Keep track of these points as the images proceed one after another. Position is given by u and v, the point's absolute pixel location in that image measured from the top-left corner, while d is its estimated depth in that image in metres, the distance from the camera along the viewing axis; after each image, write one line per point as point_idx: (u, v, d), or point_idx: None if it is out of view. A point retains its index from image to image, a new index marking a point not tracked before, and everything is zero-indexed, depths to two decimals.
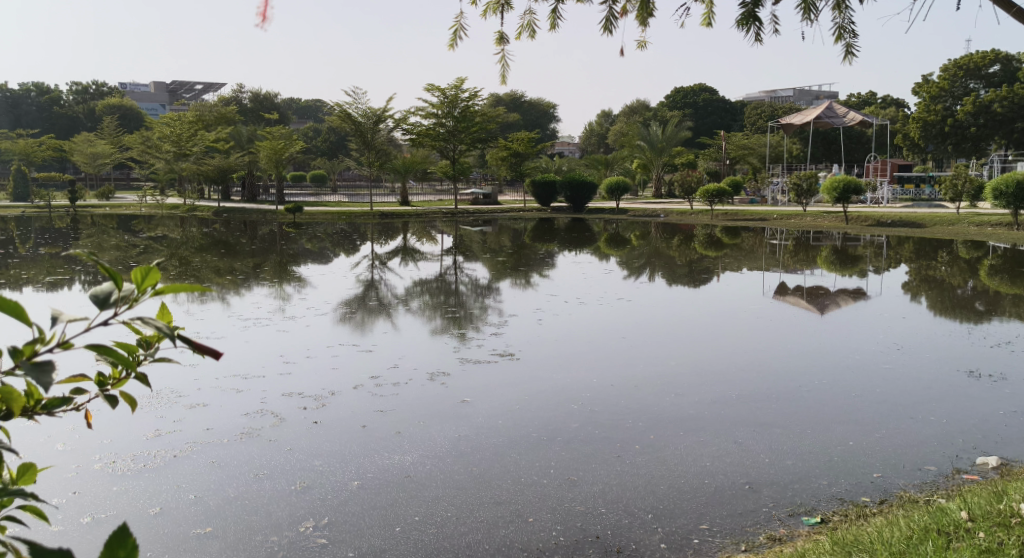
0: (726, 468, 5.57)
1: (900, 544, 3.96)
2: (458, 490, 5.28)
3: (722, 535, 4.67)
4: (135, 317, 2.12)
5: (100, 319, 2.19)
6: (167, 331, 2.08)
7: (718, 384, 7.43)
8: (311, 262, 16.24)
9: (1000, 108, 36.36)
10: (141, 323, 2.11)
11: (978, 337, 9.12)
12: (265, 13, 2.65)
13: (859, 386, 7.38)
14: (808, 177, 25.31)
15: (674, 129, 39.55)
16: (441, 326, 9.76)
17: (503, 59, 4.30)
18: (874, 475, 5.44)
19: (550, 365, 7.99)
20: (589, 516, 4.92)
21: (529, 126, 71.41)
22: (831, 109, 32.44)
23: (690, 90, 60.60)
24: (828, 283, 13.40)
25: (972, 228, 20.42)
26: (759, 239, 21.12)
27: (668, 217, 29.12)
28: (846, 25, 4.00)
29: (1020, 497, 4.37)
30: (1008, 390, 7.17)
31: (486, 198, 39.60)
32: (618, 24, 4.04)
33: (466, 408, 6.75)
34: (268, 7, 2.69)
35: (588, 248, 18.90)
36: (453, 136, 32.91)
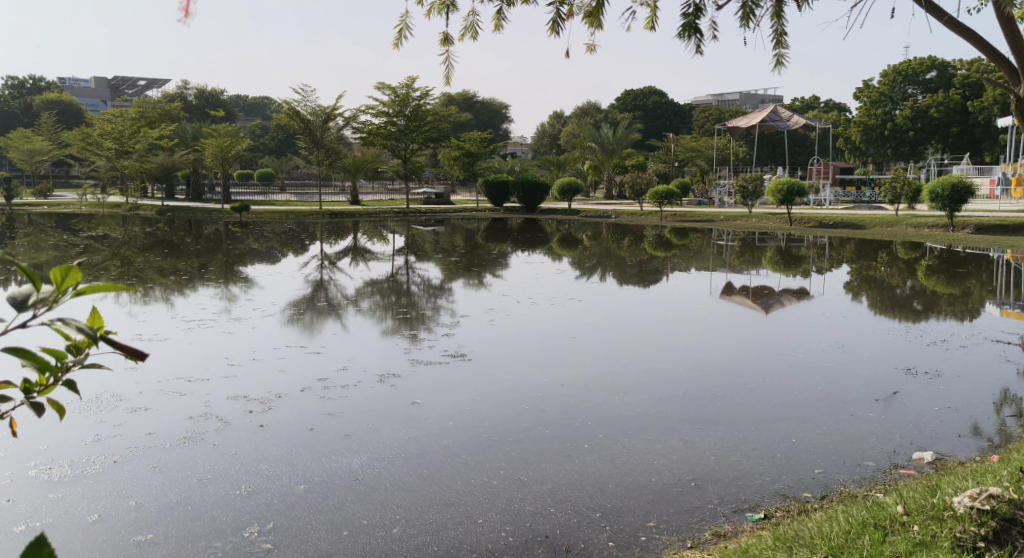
0: (673, 466, 5.66)
1: (838, 539, 4.08)
2: (407, 492, 5.28)
3: (669, 532, 4.75)
4: (54, 320, 2.09)
5: (17, 322, 2.15)
6: (89, 335, 2.06)
7: (664, 382, 7.54)
8: (258, 262, 16.02)
9: (936, 113, 37.62)
10: (61, 326, 2.08)
11: (916, 336, 9.39)
12: (187, 8, 2.63)
13: (801, 383, 7.56)
14: (754, 179, 25.77)
15: (624, 131, 39.90)
16: (392, 327, 9.72)
17: (447, 60, 4.28)
18: (814, 471, 5.58)
19: (499, 365, 8.01)
20: (538, 516, 4.95)
21: (481, 126, 71.47)
22: (776, 113, 33.05)
23: (640, 93, 61.27)
24: (773, 283, 13.66)
25: (910, 230, 21.02)
26: (707, 240, 21.39)
27: (619, 217, 29.56)
28: (784, 33, 4.09)
29: (952, 491, 4.54)
30: (943, 387, 7.40)
31: (438, 198, 39.48)
32: (564, 26, 4.06)
33: (417, 409, 6.75)
34: (191, 2, 2.67)
35: (541, 249, 19.06)
36: (405, 135, 32.66)
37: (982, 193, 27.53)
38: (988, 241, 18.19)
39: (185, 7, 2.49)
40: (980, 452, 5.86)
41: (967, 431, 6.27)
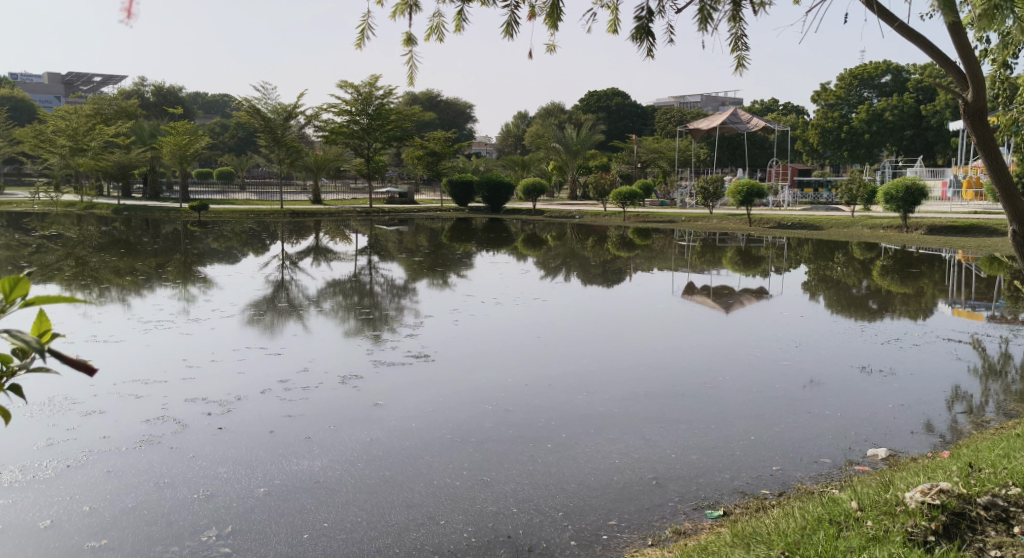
0: (635, 465, 5.70)
1: (794, 535, 4.15)
2: (369, 494, 5.26)
3: (630, 530, 4.79)
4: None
5: None
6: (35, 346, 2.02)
7: (626, 382, 7.60)
8: (218, 262, 15.82)
9: (891, 116, 38.43)
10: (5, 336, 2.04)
11: (871, 334, 9.60)
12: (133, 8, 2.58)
13: (761, 382, 7.66)
14: (714, 180, 26.06)
15: (588, 132, 40.06)
16: (354, 328, 9.65)
17: (410, 61, 4.13)
18: (773, 468, 5.66)
19: (462, 366, 8.00)
20: (501, 516, 4.97)
21: (445, 126, 71.32)
22: (736, 116, 33.43)
23: (603, 94, 61.65)
24: (734, 283, 13.82)
25: (866, 230, 21.44)
26: (670, 240, 21.55)
27: (583, 217, 29.77)
28: (742, 37, 4.08)
29: (905, 486, 4.65)
30: (897, 385, 7.56)
31: (401, 197, 39.30)
32: (519, 29, 3.85)
33: (379, 411, 6.72)
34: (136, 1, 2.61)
35: (505, 249, 19.08)
36: (367, 134, 32.45)
37: (935, 195, 28.15)
38: (941, 242, 18.61)
39: (131, 7, 2.45)
40: (932, 448, 5.99)
41: (919, 428, 6.41)
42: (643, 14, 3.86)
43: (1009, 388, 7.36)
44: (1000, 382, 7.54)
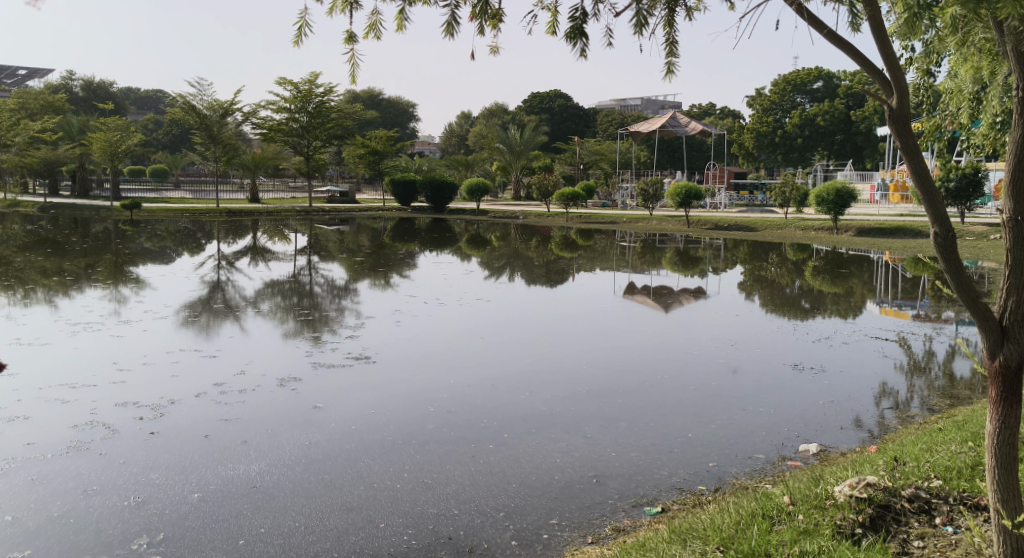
0: (576, 464, 5.76)
1: (729, 530, 4.24)
2: (308, 498, 5.20)
3: (570, 529, 4.84)
4: None
5: None
6: None
7: (567, 381, 7.66)
8: (151, 262, 15.43)
9: (823, 121, 39.53)
10: None
11: (804, 332, 9.87)
12: None
13: (698, 379, 7.81)
14: (654, 182, 26.45)
15: (531, 133, 40.24)
16: (293, 330, 9.51)
17: (352, 58, 4.01)
18: (709, 464, 5.78)
19: (402, 368, 7.96)
20: (441, 518, 4.96)
21: (387, 125, 70.86)
22: (675, 119, 33.94)
23: (545, 96, 62.03)
24: (673, 283, 14.05)
25: (799, 232, 22.00)
26: (612, 240, 21.81)
27: (526, 217, 29.92)
28: (674, 42, 4.11)
29: (834, 480, 4.80)
30: (828, 381, 7.79)
31: (342, 197, 38.91)
32: (459, 27, 3.75)
33: (319, 413, 6.65)
34: None
35: (449, 249, 19.06)
36: (307, 132, 32.00)
37: (864, 198, 29.08)
38: (868, 243, 19.21)
39: None
40: (861, 443, 6.19)
41: (849, 424, 6.62)
42: (577, 15, 3.87)
43: (932, 383, 7.64)
44: (925, 379, 7.83)
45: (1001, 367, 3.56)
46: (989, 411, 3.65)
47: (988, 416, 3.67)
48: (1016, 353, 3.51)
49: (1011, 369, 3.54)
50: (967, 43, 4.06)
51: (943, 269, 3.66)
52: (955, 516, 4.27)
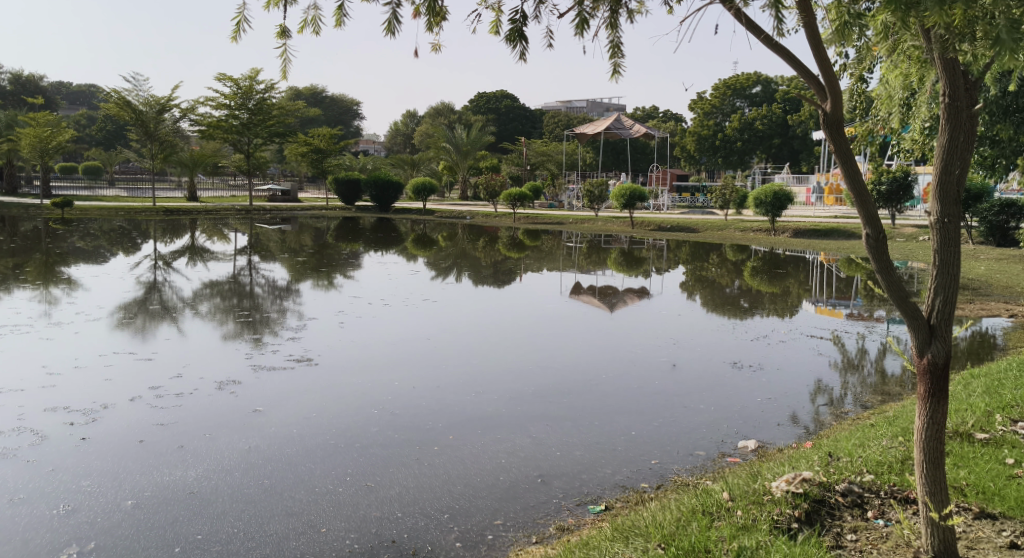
0: (521, 464, 5.77)
1: (670, 527, 4.30)
2: (248, 504, 5.12)
3: (515, 530, 4.85)
4: None
5: None
6: None
7: (510, 381, 7.68)
8: (84, 262, 14.98)
9: (761, 125, 40.36)
10: None
11: (743, 331, 10.08)
12: None
13: (641, 378, 7.91)
14: (599, 184, 26.67)
15: (477, 133, 40.19)
16: (233, 331, 9.33)
17: (285, 54, 3.97)
18: (652, 462, 5.85)
19: (344, 369, 7.88)
20: (384, 521, 4.93)
21: (331, 124, 70.09)
22: (619, 121, 34.27)
23: (491, 96, 62.00)
24: (617, 283, 14.19)
25: (738, 233, 22.41)
26: (557, 241, 21.93)
27: (473, 217, 29.94)
28: (618, 44, 4.11)
29: (772, 476, 4.90)
30: (766, 379, 7.96)
31: (284, 195, 38.31)
32: (400, 26, 3.72)
33: (259, 417, 6.54)
34: None
35: (394, 249, 18.93)
36: (247, 129, 31.42)
37: (800, 201, 29.77)
38: (804, 244, 19.68)
39: None
40: (797, 439, 6.34)
41: (786, 420, 6.77)
42: (517, 18, 3.89)
43: (865, 380, 7.86)
44: (858, 375, 8.06)
45: (929, 365, 3.68)
46: (918, 407, 3.77)
47: (918, 412, 3.79)
48: (943, 350, 3.64)
49: (939, 367, 3.66)
50: (897, 51, 4.17)
51: (874, 270, 3.77)
52: (886, 510, 4.42)
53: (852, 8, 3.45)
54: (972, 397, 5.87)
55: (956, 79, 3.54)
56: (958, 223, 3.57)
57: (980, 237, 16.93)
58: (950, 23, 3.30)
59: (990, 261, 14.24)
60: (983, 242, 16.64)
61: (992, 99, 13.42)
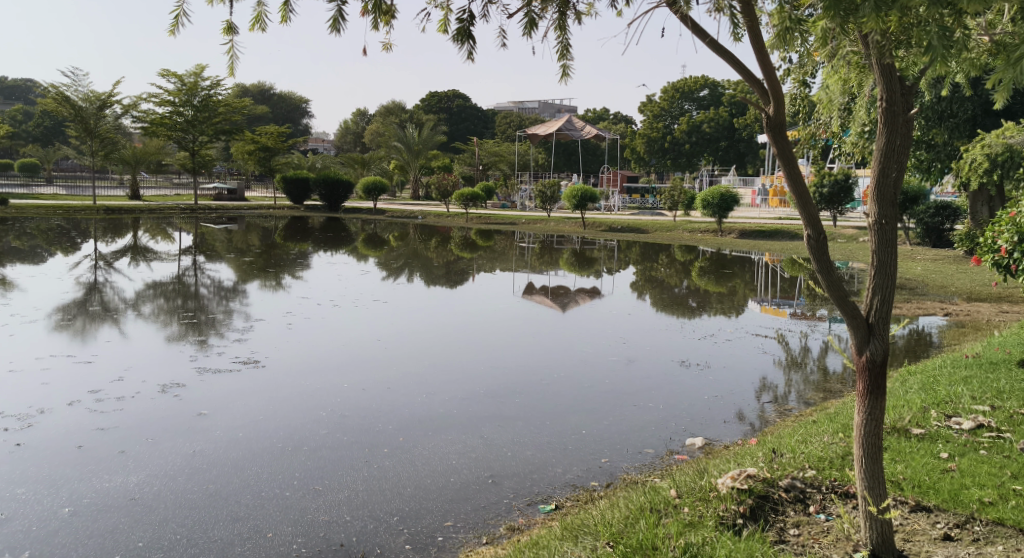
0: (471, 465, 5.77)
1: (618, 525, 4.33)
2: (192, 509, 5.03)
3: (465, 530, 4.85)
4: None
5: None
6: None
7: (460, 382, 7.68)
8: (21, 262, 14.53)
9: (708, 128, 40.94)
10: None
11: (691, 330, 10.22)
12: None
13: (591, 377, 7.97)
14: (551, 185, 26.80)
15: (429, 133, 40.03)
16: (177, 333, 9.14)
17: (231, 51, 3.91)
18: (601, 460, 5.90)
19: (292, 371, 7.78)
20: (333, 524, 4.88)
21: (279, 121, 69.14)
22: (571, 122, 34.47)
23: (443, 96, 61.80)
24: (569, 283, 14.28)
25: (687, 234, 22.74)
26: (509, 241, 22.00)
27: (425, 217, 29.85)
28: (566, 46, 4.14)
29: (717, 473, 4.97)
30: (712, 377, 8.09)
31: (230, 194, 37.67)
32: (344, 25, 3.70)
33: (204, 420, 6.43)
34: None
35: (344, 249, 18.77)
36: (192, 127, 30.80)
37: (746, 203, 30.29)
38: (749, 245, 20.04)
39: None
40: (742, 436, 6.44)
41: (732, 417, 6.88)
42: (464, 17, 3.89)
43: (808, 378, 8.03)
44: (801, 373, 8.23)
45: (868, 362, 3.78)
46: (857, 404, 3.88)
47: (857, 408, 3.89)
48: (881, 348, 3.75)
49: (876, 364, 3.77)
50: (838, 56, 4.25)
51: (815, 270, 3.86)
52: (827, 504, 4.53)
53: (794, 14, 3.51)
54: (909, 393, 6.05)
55: (893, 83, 3.63)
56: (895, 225, 3.67)
57: (917, 238, 17.43)
58: (887, 29, 3.38)
59: (926, 261, 14.67)
60: (919, 243, 17.13)
61: (928, 104, 13.83)
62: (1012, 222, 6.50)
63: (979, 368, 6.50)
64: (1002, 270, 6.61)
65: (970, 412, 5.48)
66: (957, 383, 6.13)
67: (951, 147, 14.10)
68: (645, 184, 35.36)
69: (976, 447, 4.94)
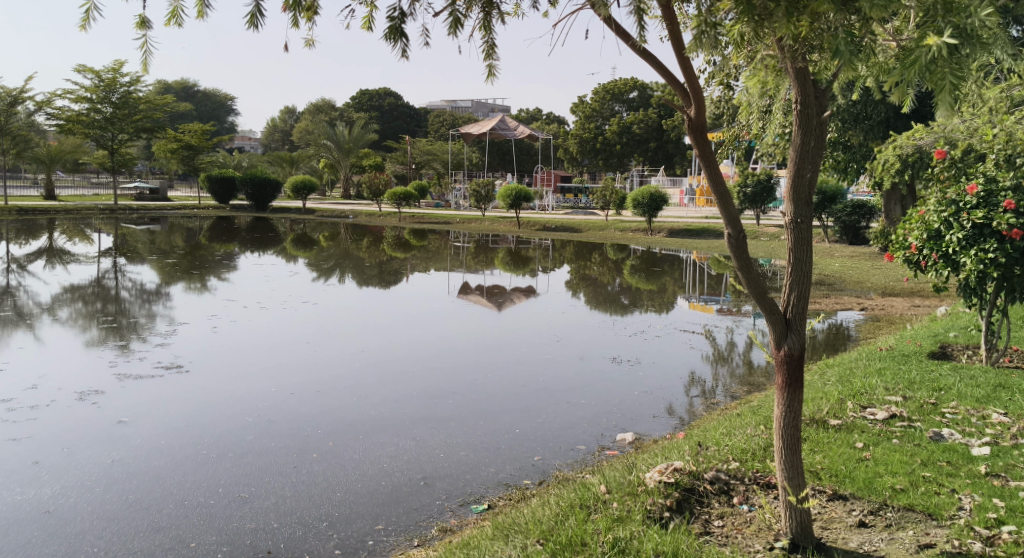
0: (402, 467, 5.74)
1: (549, 522, 4.37)
2: (110, 521, 4.88)
3: (397, 533, 4.83)
4: None
5: None
6: None
7: (391, 383, 7.62)
8: None
9: (638, 129, 41.52)
10: None
11: (621, 327, 10.37)
12: None
13: (523, 375, 8.01)
14: (485, 184, 26.78)
15: (360, 131, 39.58)
16: (96, 338, 8.85)
17: (145, 46, 3.80)
18: (534, 458, 5.94)
19: (217, 376, 7.59)
20: (259, 532, 4.80)
21: (204, 118, 67.44)
22: (503, 122, 34.49)
23: (374, 94, 61.23)
24: (504, 282, 14.29)
25: (618, 233, 23.01)
26: (443, 241, 21.83)
27: (357, 217, 29.45)
28: (492, 45, 4.14)
29: (645, 468, 5.04)
30: (642, 372, 8.23)
31: (152, 194, 36.53)
32: (265, 20, 3.63)
33: (124, 428, 6.23)
34: None
35: (273, 249, 18.35)
36: (111, 124, 29.77)
37: (675, 202, 30.81)
38: (678, 243, 20.39)
39: None
40: (672, 430, 6.56)
41: (662, 412, 7.01)
42: (395, 15, 3.86)
43: (734, 372, 8.24)
44: (727, 367, 8.44)
45: (786, 356, 3.90)
46: (776, 396, 4.00)
47: (776, 400, 4.02)
48: (798, 342, 3.87)
49: (795, 358, 3.89)
50: (756, 59, 4.35)
51: (735, 268, 3.96)
52: (750, 495, 4.66)
53: (710, 17, 3.59)
54: (827, 385, 6.26)
55: (806, 86, 3.75)
56: (810, 223, 3.81)
57: (835, 237, 17.99)
58: (797, 35, 3.49)
59: (844, 258, 15.19)
60: (838, 241, 17.69)
61: (845, 107, 14.26)
62: (921, 220, 6.77)
63: (891, 360, 6.78)
64: (912, 267, 6.88)
65: (884, 403, 5.70)
66: (871, 374, 6.37)
67: (867, 148, 14.70)
68: (577, 184, 35.67)
69: (889, 436, 5.14)
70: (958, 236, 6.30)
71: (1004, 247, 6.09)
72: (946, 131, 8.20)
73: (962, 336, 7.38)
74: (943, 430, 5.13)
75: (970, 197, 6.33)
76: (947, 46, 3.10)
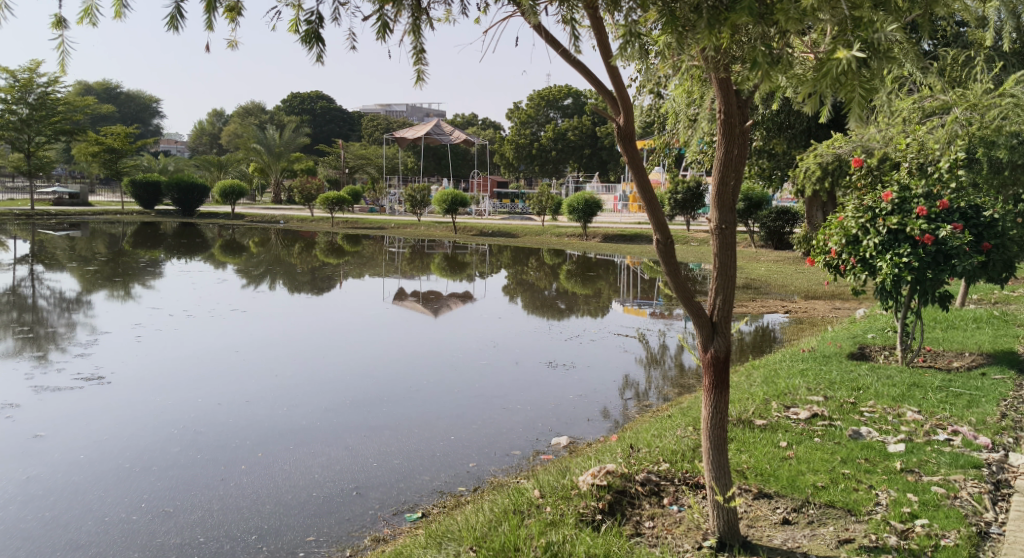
0: (334, 476, 5.67)
1: (481, 529, 4.37)
2: (25, 540, 4.71)
3: (328, 544, 4.77)
4: None
5: None
6: None
7: (323, 392, 7.51)
8: None
9: (573, 136, 42.02)
10: None
11: (557, 331, 10.44)
12: None
13: (459, 382, 7.98)
14: (421, 190, 26.70)
15: (292, 135, 38.99)
16: (11, 349, 8.50)
17: (60, 47, 3.68)
18: (469, 465, 5.93)
19: (141, 387, 7.38)
20: (185, 547, 4.69)
21: (127, 121, 65.53)
22: (439, 127, 34.42)
23: (306, 97, 60.48)
24: (441, 288, 14.26)
25: (554, 238, 23.19)
26: (378, 247, 21.69)
27: (289, 222, 29.03)
28: (420, 50, 4.13)
29: (579, 471, 5.09)
30: (577, 376, 8.31)
31: (73, 199, 35.30)
32: (185, 22, 3.55)
33: (41, 443, 6.01)
34: None
35: (202, 255, 17.92)
36: (27, 126, 28.69)
37: (609, 208, 31.17)
38: (613, 248, 20.65)
39: None
40: (605, 433, 6.65)
41: (596, 415, 7.09)
42: (313, 19, 3.82)
43: (666, 374, 8.39)
44: (659, 370, 8.58)
45: (712, 358, 4.00)
46: (704, 398, 4.10)
47: (704, 402, 4.11)
48: (723, 344, 3.97)
49: (720, 359, 3.98)
50: (683, 70, 4.43)
51: (664, 274, 4.03)
52: (679, 496, 4.76)
53: (636, 27, 3.65)
54: (753, 387, 6.42)
55: (729, 96, 3.84)
56: (734, 229, 3.92)
57: (762, 241, 18.46)
58: (720, 46, 3.56)
59: (770, 263, 15.60)
60: (764, 246, 18.15)
61: (768, 116, 14.54)
62: (840, 226, 6.98)
63: (814, 361, 6.99)
64: (833, 271, 7.10)
65: (806, 402, 5.88)
66: (795, 375, 6.56)
67: (791, 155, 15.13)
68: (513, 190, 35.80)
69: (811, 435, 5.30)
70: (875, 241, 6.54)
71: (917, 252, 6.36)
72: (863, 140, 8.51)
73: (880, 337, 7.67)
74: (861, 428, 5.31)
75: (885, 204, 6.59)
76: (856, 60, 3.21)
